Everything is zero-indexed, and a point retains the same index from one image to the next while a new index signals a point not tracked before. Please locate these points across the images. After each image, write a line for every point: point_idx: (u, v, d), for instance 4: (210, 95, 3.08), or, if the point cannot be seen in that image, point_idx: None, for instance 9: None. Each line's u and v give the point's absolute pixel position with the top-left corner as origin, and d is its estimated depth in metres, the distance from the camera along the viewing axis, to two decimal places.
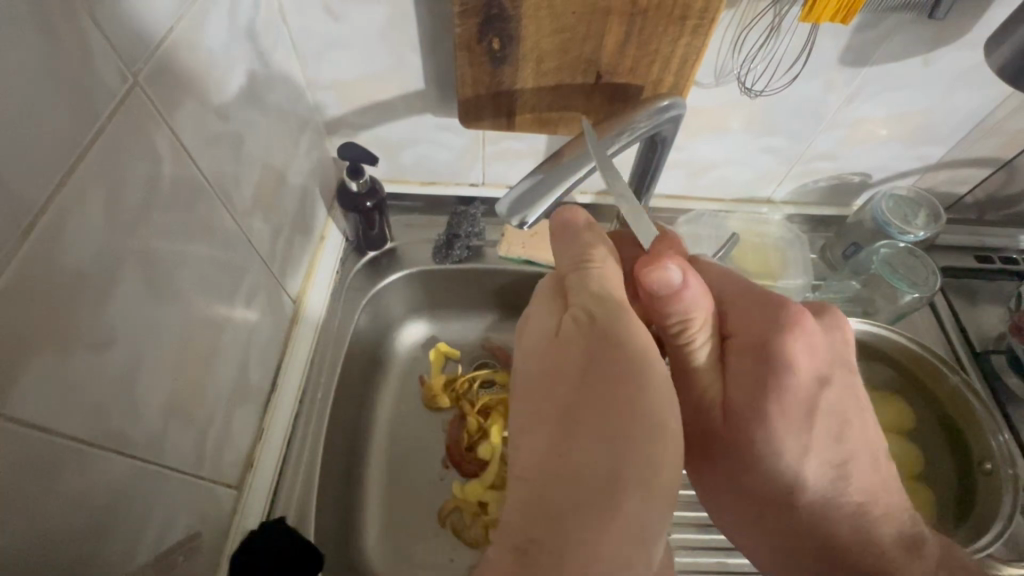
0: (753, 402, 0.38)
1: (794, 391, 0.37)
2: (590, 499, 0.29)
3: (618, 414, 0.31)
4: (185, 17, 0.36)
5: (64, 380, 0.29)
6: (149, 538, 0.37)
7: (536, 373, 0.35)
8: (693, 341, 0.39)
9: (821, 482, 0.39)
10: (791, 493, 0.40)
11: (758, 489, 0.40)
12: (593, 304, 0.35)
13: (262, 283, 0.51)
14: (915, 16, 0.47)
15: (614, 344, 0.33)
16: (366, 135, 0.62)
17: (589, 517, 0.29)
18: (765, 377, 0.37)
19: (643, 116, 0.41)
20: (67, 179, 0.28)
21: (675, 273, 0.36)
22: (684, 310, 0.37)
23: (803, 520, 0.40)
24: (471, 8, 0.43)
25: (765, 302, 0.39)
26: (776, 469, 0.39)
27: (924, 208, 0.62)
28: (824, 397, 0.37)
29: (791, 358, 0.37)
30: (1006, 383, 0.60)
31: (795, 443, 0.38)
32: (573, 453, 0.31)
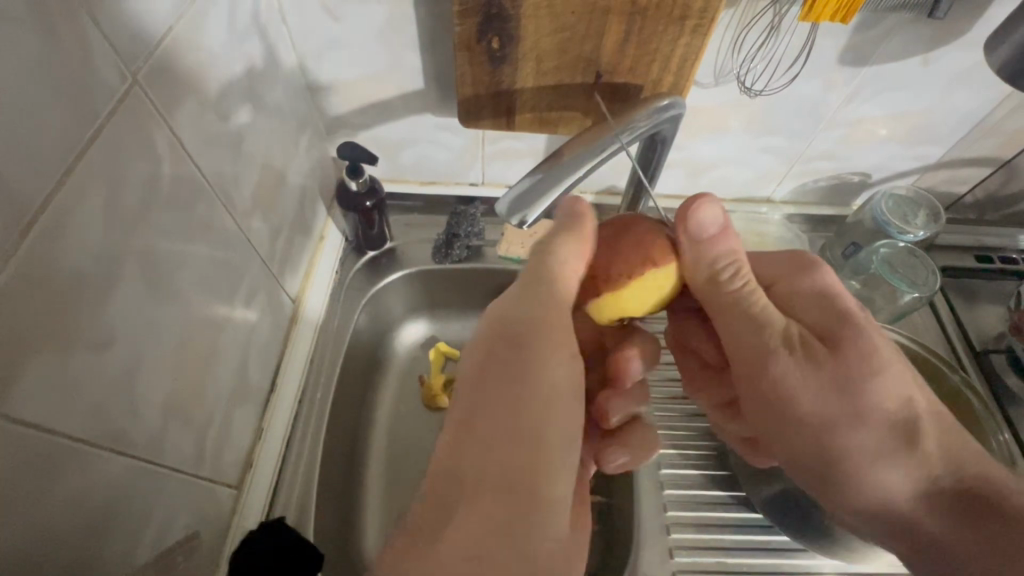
0: (839, 322, 0.39)
1: (860, 311, 0.40)
2: (479, 493, 0.34)
3: (515, 418, 0.36)
4: (184, 17, 0.36)
5: (63, 379, 0.29)
6: (148, 538, 0.37)
7: (458, 380, 0.38)
8: (750, 281, 0.39)
9: (922, 396, 0.40)
10: (913, 410, 0.39)
11: (875, 416, 0.38)
12: (518, 308, 0.38)
13: (262, 283, 0.51)
14: (914, 15, 0.47)
15: (523, 350, 0.37)
16: (365, 135, 0.62)
17: (472, 504, 0.33)
18: (834, 302, 0.40)
19: (643, 114, 0.41)
20: (67, 178, 0.28)
21: (718, 212, 0.37)
22: (730, 250, 0.38)
23: (937, 438, 0.39)
24: (470, 8, 0.43)
25: (785, 257, 0.44)
26: (886, 388, 0.38)
27: (923, 207, 0.62)
28: (876, 316, 0.42)
29: (840, 283, 0.41)
30: (1007, 384, 0.60)
31: (892, 355, 0.39)
32: (465, 451, 0.35)
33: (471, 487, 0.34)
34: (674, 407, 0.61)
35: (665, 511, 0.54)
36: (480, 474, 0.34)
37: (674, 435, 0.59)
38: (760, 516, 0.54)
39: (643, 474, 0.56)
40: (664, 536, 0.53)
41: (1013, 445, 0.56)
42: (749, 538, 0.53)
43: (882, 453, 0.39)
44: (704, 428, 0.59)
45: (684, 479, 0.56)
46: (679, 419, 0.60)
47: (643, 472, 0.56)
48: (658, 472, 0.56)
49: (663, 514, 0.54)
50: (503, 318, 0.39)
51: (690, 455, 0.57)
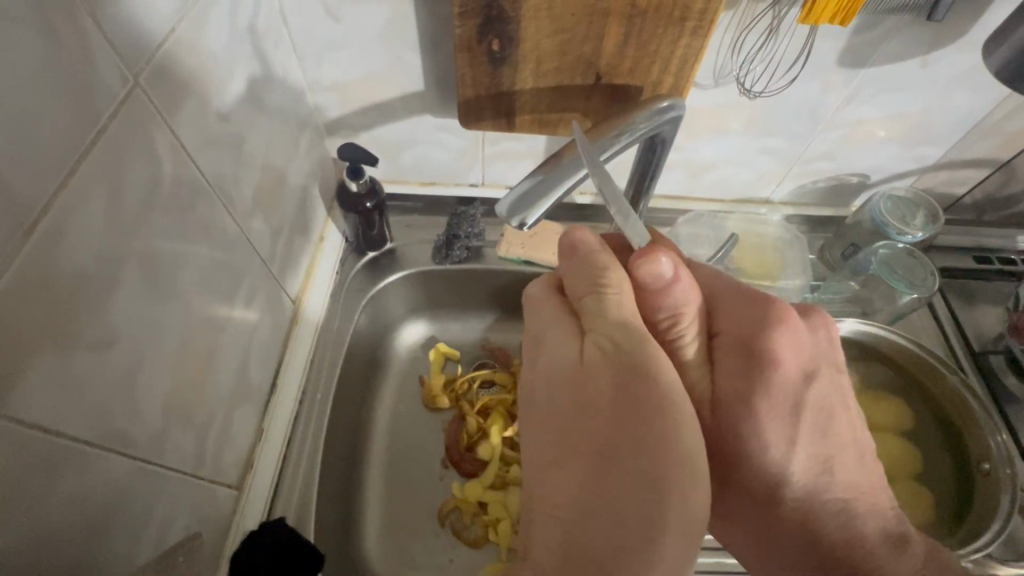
0: (744, 393, 0.38)
1: (779, 386, 0.37)
2: (624, 552, 0.29)
3: (646, 459, 0.30)
4: (185, 18, 0.36)
5: (65, 378, 0.29)
6: (148, 539, 0.37)
7: (568, 402, 0.33)
8: (684, 334, 0.39)
9: (803, 476, 0.39)
10: (778, 487, 0.39)
11: (741, 476, 0.40)
12: (617, 335, 0.33)
13: (262, 284, 0.51)
14: (914, 17, 0.47)
15: (640, 380, 0.32)
16: (365, 135, 0.62)
17: (621, 555, 0.29)
18: (753, 376, 0.37)
19: (643, 117, 0.41)
20: (69, 179, 0.28)
21: (668, 266, 0.36)
22: (676, 304, 0.37)
23: (795, 510, 0.39)
24: (470, 10, 0.43)
25: (752, 296, 0.39)
26: (763, 461, 0.38)
27: (922, 209, 0.62)
28: (810, 391, 0.38)
29: (777, 354, 0.37)
30: (1005, 381, 0.61)
31: (781, 435, 0.38)
32: (597, 487, 0.30)
33: (614, 545, 0.29)
34: None
35: None
36: (621, 532, 0.29)
37: None
38: None
39: None
40: None
41: (1012, 446, 0.55)
42: None
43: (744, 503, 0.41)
44: None
45: None
46: None
47: None
48: None
49: None
50: (609, 335, 0.34)
51: None
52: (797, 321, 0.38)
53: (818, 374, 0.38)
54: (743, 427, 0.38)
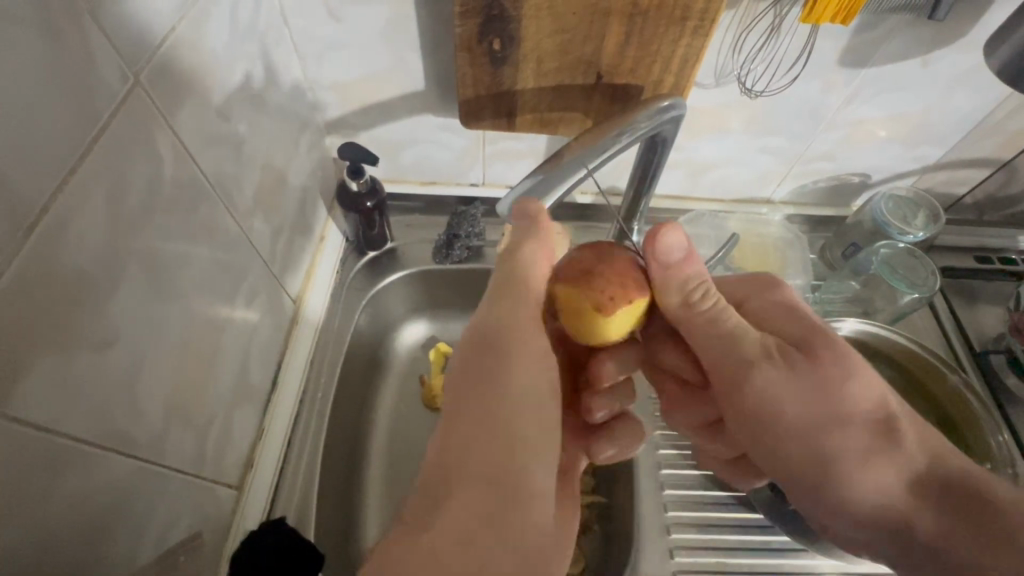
0: (809, 333, 0.40)
1: (828, 324, 0.41)
2: (476, 482, 0.32)
3: (494, 412, 0.35)
4: (185, 18, 0.36)
5: (65, 380, 0.29)
6: (149, 539, 0.37)
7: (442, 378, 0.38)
8: (719, 300, 0.40)
9: (896, 401, 0.39)
10: (887, 404, 0.39)
11: (858, 407, 0.38)
12: (500, 313, 0.39)
13: (263, 283, 0.51)
14: (915, 17, 0.47)
15: (505, 348, 0.38)
16: (366, 135, 0.62)
17: (457, 489, 0.32)
18: (807, 317, 0.41)
19: (644, 116, 0.41)
20: (70, 178, 0.28)
21: (682, 239, 0.39)
22: (698, 275, 0.40)
23: (915, 436, 0.39)
24: (471, 9, 0.43)
25: (751, 277, 0.46)
26: (851, 392, 0.38)
27: (924, 209, 0.62)
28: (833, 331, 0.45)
29: (800, 301, 0.43)
30: (1005, 381, 0.60)
31: (860, 357, 0.40)
32: (448, 438, 0.34)
33: (468, 475, 0.33)
34: None
35: (665, 511, 0.54)
36: (477, 466, 0.33)
37: (674, 435, 0.59)
38: (759, 516, 0.54)
39: (643, 474, 0.56)
40: (664, 536, 0.53)
41: (1013, 446, 0.55)
42: (750, 538, 0.53)
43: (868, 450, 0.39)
44: None
45: (683, 478, 0.56)
46: None
47: (643, 472, 0.56)
48: (658, 472, 0.56)
49: (663, 514, 0.54)
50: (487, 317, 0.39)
51: (690, 455, 0.57)
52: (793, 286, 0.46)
53: None
54: (828, 354, 0.39)
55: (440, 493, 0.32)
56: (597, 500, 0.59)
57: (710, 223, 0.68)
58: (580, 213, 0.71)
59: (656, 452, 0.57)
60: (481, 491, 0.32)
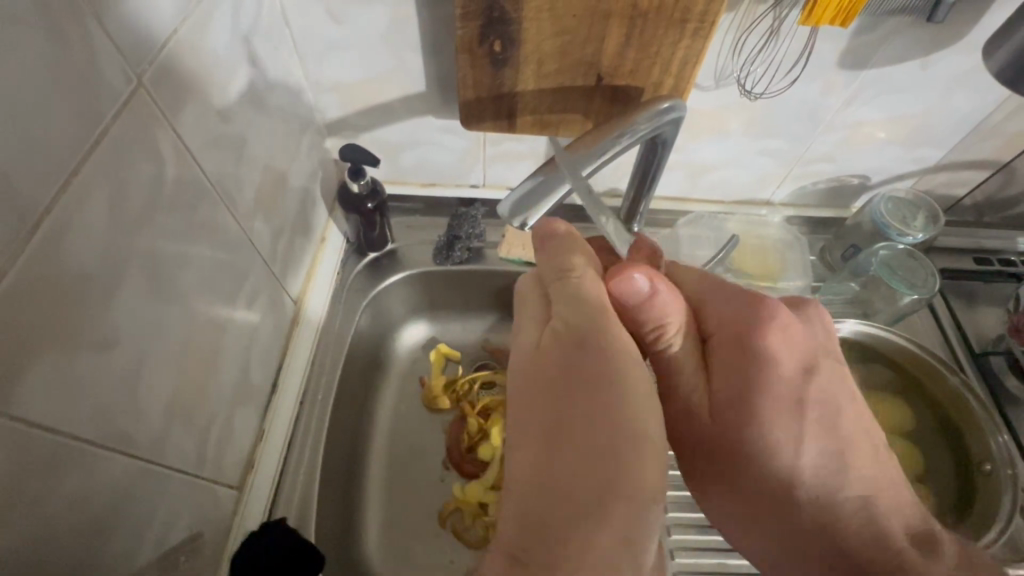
0: (742, 394, 0.39)
1: (777, 386, 0.38)
2: (583, 507, 0.29)
3: (602, 432, 0.31)
4: (188, 19, 0.36)
5: (66, 379, 0.29)
6: (149, 539, 0.37)
7: (526, 392, 0.34)
8: (672, 346, 0.40)
9: (814, 476, 0.38)
10: (793, 483, 0.38)
11: (759, 477, 0.39)
12: (573, 316, 0.35)
13: (263, 285, 0.51)
14: (913, 19, 0.47)
15: (589, 351, 0.33)
16: (367, 137, 0.62)
17: (578, 529, 0.29)
18: (752, 375, 0.38)
19: (644, 118, 0.41)
20: (71, 178, 0.28)
21: (643, 282, 0.37)
22: (654, 319, 0.38)
23: (814, 505, 0.39)
24: (472, 11, 0.43)
25: (744, 299, 0.40)
26: (769, 461, 0.38)
27: (923, 211, 0.62)
28: (809, 384, 0.39)
29: (773, 352, 0.39)
30: (1005, 384, 0.61)
31: (788, 427, 0.38)
32: (550, 465, 0.31)
33: (571, 499, 0.29)
34: None
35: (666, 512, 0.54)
36: (579, 488, 0.30)
37: None
38: None
39: None
40: (664, 537, 0.53)
41: (1013, 447, 0.55)
42: None
43: (766, 519, 0.40)
44: None
45: (684, 479, 0.56)
46: None
47: None
48: None
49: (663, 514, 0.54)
50: (570, 324, 0.35)
51: None
52: (782, 321, 0.39)
53: (812, 372, 0.39)
54: (745, 425, 0.38)
55: (546, 524, 0.29)
56: None
57: (710, 224, 0.68)
58: (580, 215, 0.71)
59: None
60: (593, 516, 0.29)
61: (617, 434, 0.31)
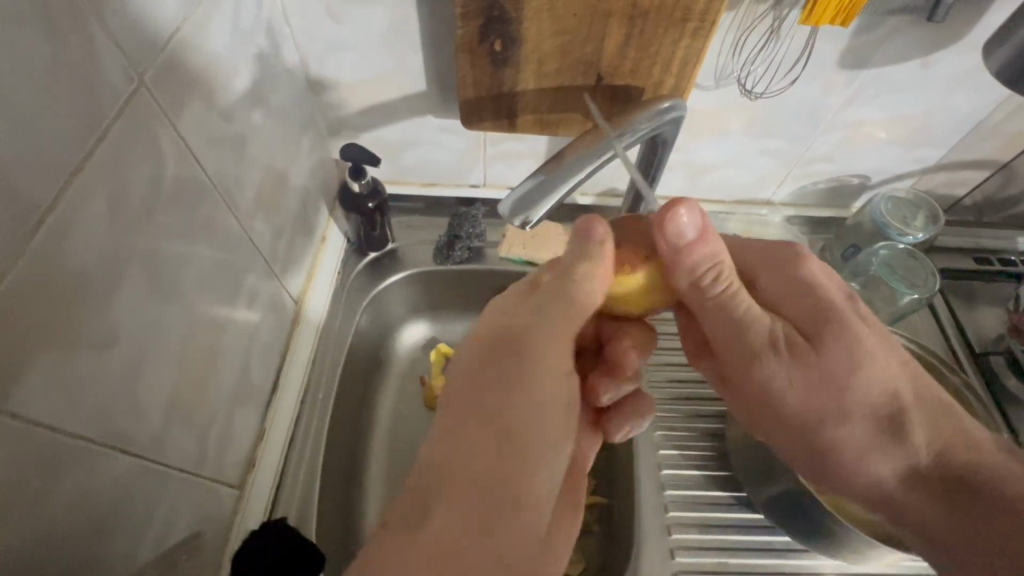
0: (821, 319, 0.40)
1: (842, 306, 0.41)
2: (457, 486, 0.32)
3: (506, 421, 0.35)
4: (188, 18, 0.36)
5: (66, 379, 0.29)
6: (150, 538, 0.37)
7: (459, 372, 0.38)
8: (732, 284, 0.39)
9: (902, 386, 0.41)
10: (891, 397, 0.40)
11: (857, 399, 0.40)
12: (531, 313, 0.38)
13: (264, 284, 0.51)
14: (913, 19, 0.47)
15: (529, 353, 0.37)
16: (367, 137, 0.62)
17: (460, 498, 0.32)
18: (818, 298, 0.41)
19: (644, 118, 0.41)
20: (72, 176, 0.28)
21: (688, 221, 0.36)
22: (710, 256, 0.37)
23: (922, 424, 0.41)
24: (472, 11, 0.43)
25: (773, 248, 0.44)
26: (862, 380, 0.40)
27: (922, 211, 0.62)
28: (858, 306, 0.42)
29: (822, 280, 0.42)
30: (1005, 384, 0.60)
31: (870, 342, 0.40)
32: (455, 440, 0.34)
33: (446, 477, 0.33)
34: (675, 407, 0.61)
35: (666, 512, 0.54)
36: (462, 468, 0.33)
37: (674, 436, 0.59)
38: (760, 516, 0.54)
39: (644, 474, 0.56)
40: (664, 537, 0.53)
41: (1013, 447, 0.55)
42: (751, 539, 0.53)
43: (866, 441, 0.41)
44: (705, 428, 0.59)
45: (684, 479, 0.56)
46: (680, 420, 0.60)
47: (644, 472, 0.56)
48: (659, 472, 0.56)
49: (663, 514, 0.54)
50: (510, 320, 0.38)
51: (691, 455, 0.57)
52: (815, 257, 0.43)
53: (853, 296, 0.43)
54: (836, 347, 0.39)
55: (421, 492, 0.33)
56: (598, 502, 0.61)
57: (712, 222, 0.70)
58: (581, 214, 0.71)
59: (657, 452, 0.58)
60: (479, 492, 0.32)
61: (516, 436, 0.34)
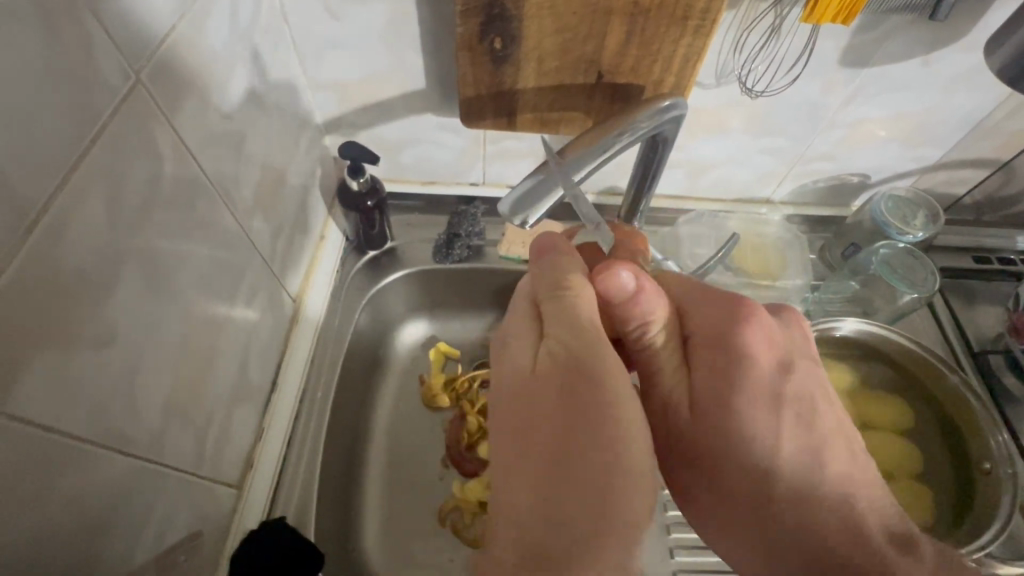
0: (721, 391, 0.37)
1: (757, 380, 0.36)
2: (576, 551, 0.28)
3: (604, 465, 0.30)
4: (186, 15, 0.36)
5: (66, 377, 0.29)
6: (148, 540, 0.37)
7: (528, 403, 0.32)
8: (656, 343, 0.38)
9: (791, 470, 0.36)
10: (769, 482, 0.36)
11: (733, 475, 0.36)
12: (576, 344, 0.33)
13: (263, 283, 0.51)
14: (914, 17, 0.47)
15: (596, 389, 0.31)
16: (366, 134, 0.62)
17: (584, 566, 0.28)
18: (726, 367, 0.37)
19: (644, 116, 0.41)
20: (70, 174, 0.28)
21: (628, 279, 0.36)
22: (642, 315, 0.37)
23: (794, 517, 0.36)
24: (472, 8, 0.43)
25: (716, 298, 0.39)
26: (746, 457, 0.36)
27: (922, 209, 0.62)
28: (787, 382, 0.37)
29: (751, 351, 0.37)
30: (1003, 381, 0.61)
31: (768, 423, 0.36)
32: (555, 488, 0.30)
33: (560, 541, 0.28)
34: None
35: (665, 511, 0.54)
36: (574, 529, 0.29)
37: None
38: None
39: None
40: (663, 535, 0.53)
41: (1013, 446, 0.55)
42: None
43: (740, 514, 0.37)
44: None
45: None
46: None
47: None
48: None
49: (663, 513, 0.54)
50: (567, 345, 0.33)
51: None
52: (764, 320, 0.38)
53: (791, 369, 0.38)
54: (718, 427, 0.36)
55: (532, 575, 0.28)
56: None
57: (710, 222, 0.68)
58: None
59: None
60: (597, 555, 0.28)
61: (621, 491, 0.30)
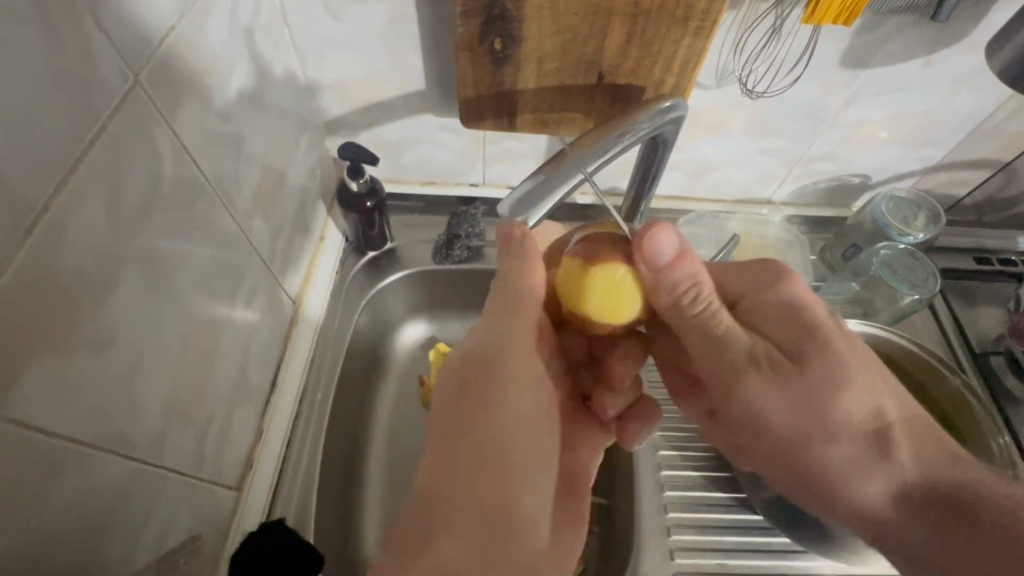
0: (806, 337, 0.39)
1: (824, 323, 0.40)
2: (453, 502, 0.35)
3: (490, 444, 0.37)
4: (186, 15, 0.36)
5: (66, 379, 0.29)
6: (148, 542, 0.37)
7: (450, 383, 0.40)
8: (712, 304, 0.38)
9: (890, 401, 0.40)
10: (877, 415, 0.39)
11: (832, 414, 0.38)
12: (494, 339, 0.40)
13: (263, 284, 0.51)
14: (916, 18, 0.47)
15: (495, 379, 0.39)
16: (366, 135, 0.62)
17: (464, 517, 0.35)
18: (795, 316, 0.40)
19: (644, 117, 0.40)
20: (69, 176, 0.28)
21: (669, 241, 0.37)
22: (692, 274, 0.38)
23: (914, 447, 0.39)
24: (473, 8, 0.43)
25: (750, 271, 0.43)
26: (841, 397, 0.38)
27: (924, 210, 0.62)
28: (842, 322, 0.41)
29: (801, 299, 0.41)
30: (1003, 383, 0.61)
31: (856, 361, 0.39)
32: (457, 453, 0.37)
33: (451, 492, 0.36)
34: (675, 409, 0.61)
35: (666, 512, 0.54)
36: (458, 488, 0.36)
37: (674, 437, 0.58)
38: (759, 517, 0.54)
39: (644, 474, 0.56)
40: (664, 537, 0.52)
41: (1014, 448, 0.55)
42: (750, 539, 0.53)
43: (855, 455, 0.39)
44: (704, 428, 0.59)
45: (684, 479, 0.56)
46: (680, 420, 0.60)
47: (644, 473, 0.56)
48: (659, 472, 0.56)
49: (663, 515, 0.54)
50: (488, 340, 0.40)
51: (691, 456, 0.57)
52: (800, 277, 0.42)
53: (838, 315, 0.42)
54: (815, 368, 0.38)
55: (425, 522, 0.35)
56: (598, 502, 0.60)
57: (711, 223, 0.69)
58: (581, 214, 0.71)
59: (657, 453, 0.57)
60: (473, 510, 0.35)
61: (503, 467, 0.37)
